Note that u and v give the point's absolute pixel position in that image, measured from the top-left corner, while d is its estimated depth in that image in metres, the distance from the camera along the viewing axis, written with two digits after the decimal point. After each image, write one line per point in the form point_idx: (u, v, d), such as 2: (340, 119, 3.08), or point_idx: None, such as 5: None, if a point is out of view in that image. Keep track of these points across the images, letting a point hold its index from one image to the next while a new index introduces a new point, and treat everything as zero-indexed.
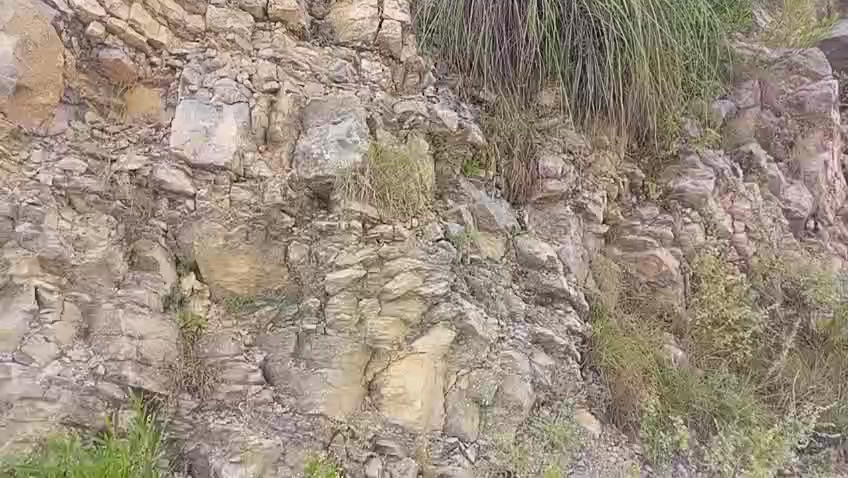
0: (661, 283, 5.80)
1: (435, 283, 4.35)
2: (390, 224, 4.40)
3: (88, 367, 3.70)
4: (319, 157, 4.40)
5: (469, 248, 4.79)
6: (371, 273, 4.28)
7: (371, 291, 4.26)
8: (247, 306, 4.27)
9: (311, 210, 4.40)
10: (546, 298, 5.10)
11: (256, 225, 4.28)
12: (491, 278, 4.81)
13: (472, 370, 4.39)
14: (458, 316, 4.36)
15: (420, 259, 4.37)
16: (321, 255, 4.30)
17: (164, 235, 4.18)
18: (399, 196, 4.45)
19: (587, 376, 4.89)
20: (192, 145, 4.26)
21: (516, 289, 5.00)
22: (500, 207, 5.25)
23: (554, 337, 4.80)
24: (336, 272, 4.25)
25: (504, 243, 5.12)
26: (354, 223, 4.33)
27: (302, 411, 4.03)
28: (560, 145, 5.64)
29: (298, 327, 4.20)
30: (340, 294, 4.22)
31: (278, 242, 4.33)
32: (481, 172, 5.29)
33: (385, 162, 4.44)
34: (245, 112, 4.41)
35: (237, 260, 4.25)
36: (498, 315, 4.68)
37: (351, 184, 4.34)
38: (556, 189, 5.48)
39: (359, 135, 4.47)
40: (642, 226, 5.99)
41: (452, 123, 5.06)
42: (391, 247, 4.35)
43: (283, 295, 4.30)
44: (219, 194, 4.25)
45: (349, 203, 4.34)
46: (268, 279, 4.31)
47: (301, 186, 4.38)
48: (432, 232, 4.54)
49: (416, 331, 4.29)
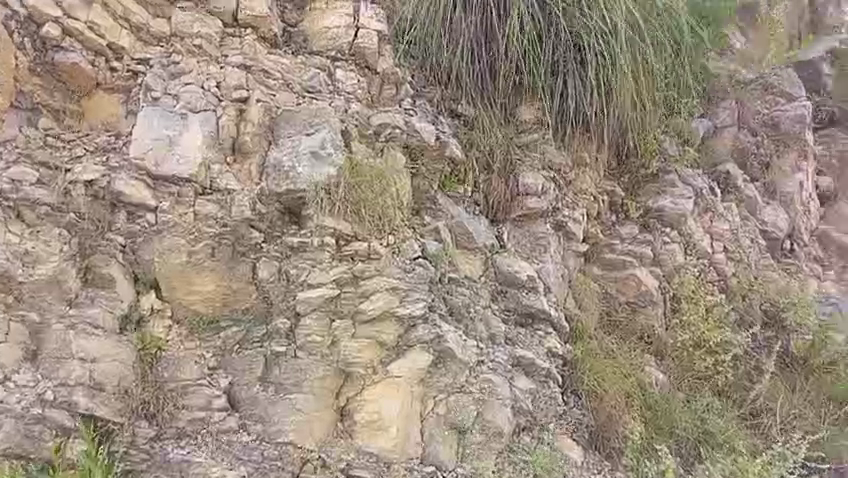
0: (641, 304, 5.67)
1: (413, 303, 4.14)
2: (366, 241, 4.19)
3: (35, 392, 3.48)
4: (291, 169, 4.18)
5: (447, 267, 4.59)
6: (345, 293, 4.06)
7: (345, 311, 4.04)
8: (212, 326, 3.99)
9: (281, 225, 4.15)
10: (526, 318, 4.92)
11: (222, 240, 4.03)
12: (470, 298, 4.62)
13: (450, 395, 4.17)
14: (437, 337, 4.15)
15: (396, 277, 4.16)
16: (292, 273, 4.06)
17: (122, 250, 3.90)
18: (375, 211, 4.23)
19: (568, 400, 4.70)
20: (154, 155, 4.02)
21: (495, 309, 4.82)
22: (479, 224, 5.07)
23: (534, 360, 4.63)
24: (307, 291, 4.02)
25: (482, 262, 4.93)
26: (327, 239, 4.12)
27: (269, 439, 3.79)
28: (541, 161, 5.50)
29: (266, 350, 3.94)
30: (312, 315, 4.00)
31: (245, 259, 4.07)
32: (458, 188, 5.12)
33: (361, 176, 4.24)
34: (212, 120, 4.19)
35: (201, 277, 3.99)
36: (477, 337, 4.49)
37: (326, 199, 4.15)
38: (535, 206, 5.33)
39: (334, 147, 4.26)
40: (621, 245, 5.86)
41: (430, 136, 4.91)
42: (367, 266, 4.14)
43: (251, 316, 4.03)
44: (183, 207, 4.00)
45: (324, 219, 4.14)
46: (235, 297, 4.04)
47: (272, 200, 4.14)
48: (410, 249, 4.32)
49: (392, 353, 4.07)
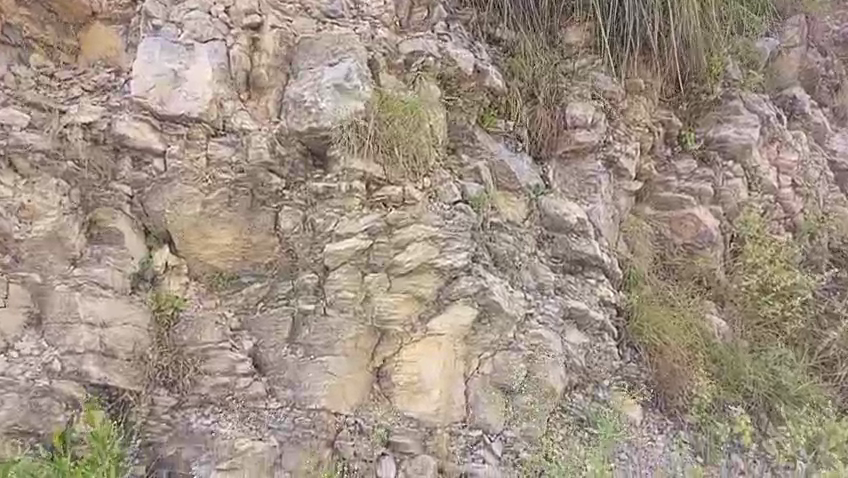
0: (700, 246, 5.17)
1: (454, 254, 3.70)
2: (398, 184, 3.74)
3: (41, 362, 3.20)
4: (313, 106, 3.70)
5: (489, 212, 4.17)
6: (378, 244, 3.64)
7: (379, 264, 3.62)
8: (232, 282, 3.64)
9: (304, 169, 3.71)
10: (576, 266, 4.48)
11: (239, 188, 3.61)
12: (514, 246, 4.19)
13: (496, 353, 3.78)
14: (481, 290, 3.73)
15: (434, 225, 3.73)
16: (318, 222, 3.64)
17: (129, 202, 3.51)
18: (409, 150, 3.77)
19: (624, 355, 4.28)
20: (158, 93, 3.56)
21: (541, 257, 4.39)
22: (521, 162, 4.57)
23: (588, 312, 4.20)
24: (337, 242, 3.61)
25: (526, 204, 4.46)
26: (356, 184, 3.66)
27: (301, 405, 3.45)
28: (590, 89, 4.92)
29: (294, 307, 3.58)
30: (342, 269, 3.60)
31: (266, 209, 3.65)
32: (499, 123, 4.58)
33: (393, 112, 3.74)
34: (221, 50, 3.69)
35: (218, 229, 3.59)
36: (524, 288, 4.08)
37: (353, 138, 3.67)
38: (586, 140, 4.80)
39: (360, 79, 3.76)
40: (678, 182, 5.34)
41: (467, 66, 4.38)
42: (401, 213, 3.70)
43: (278, 270, 3.66)
44: (194, 151, 3.56)
45: (352, 161, 3.67)
46: (256, 251, 3.66)
47: (292, 141, 3.70)
48: (450, 193, 3.88)
49: (432, 309, 3.67)
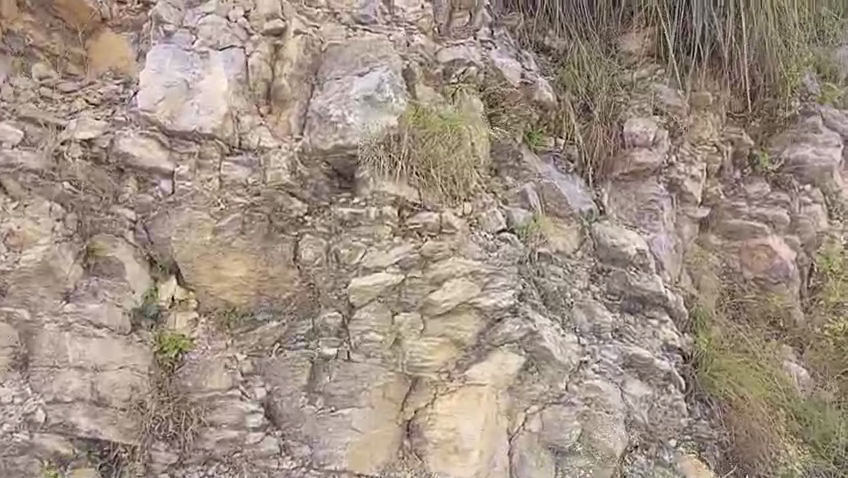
0: (773, 280, 4.64)
1: (499, 293, 3.21)
2: (433, 210, 3.26)
3: (23, 412, 2.86)
4: (340, 120, 3.26)
5: (536, 241, 3.69)
6: (411, 279, 3.17)
7: (412, 302, 3.16)
8: (246, 318, 3.19)
9: (330, 191, 3.27)
10: (634, 305, 3.95)
11: (255, 213, 3.18)
12: (564, 283, 3.70)
13: (544, 408, 3.27)
14: (529, 335, 3.23)
15: (474, 257, 3.24)
16: (342, 253, 3.18)
17: (132, 228, 3.11)
18: (448, 172, 3.31)
19: (694, 410, 3.74)
20: (167, 106, 3.17)
21: (596, 293, 3.89)
22: (572, 185, 4.09)
23: (651, 360, 3.66)
24: (364, 277, 3.15)
25: (579, 232, 3.97)
26: (387, 210, 3.20)
27: (318, 466, 2.99)
28: (651, 104, 4.40)
29: (313, 351, 3.12)
30: (369, 307, 3.14)
31: (285, 236, 3.21)
32: (548, 141, 4.10)
33: (430, 128, 3.29)
34: (238, 58, 3.31)
35: (231, 260, 3.16)
36: (578, 331, 3.56)
37: (385, 158, 3.22)
38: (647, 160, 4.29)
39: (392, 90, 3.34)
40: (749, 208, 4.75)
41: (513, 77, 3.94)
42: (439, 244, 3.22)
43: (296, 309, 3.20)
44: (205, 172, 3.15)
45: (382, 183, 3.21)
46: (275, 284, 3.21)
47: (316, 160, 3.27)
48: (494, 221, 3.41)
49: (472, 355, 3.18)
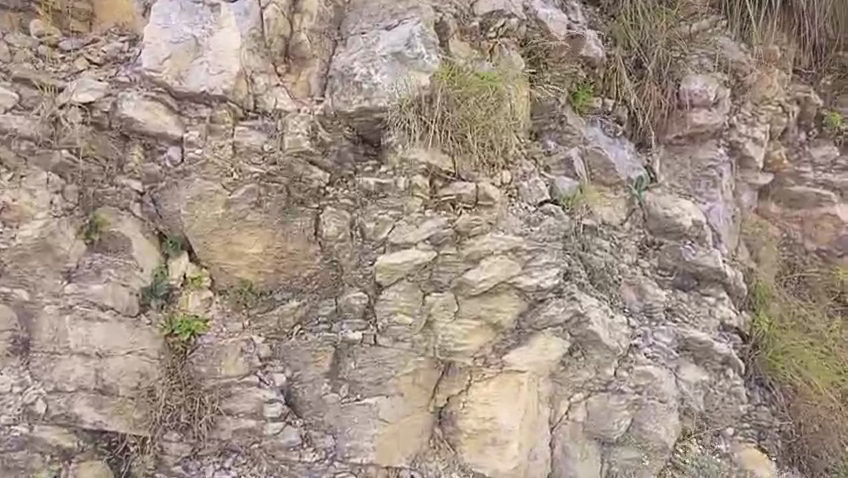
0: (839, 254, 4.29)
1: (541, 272, 2.88)
2: (468, 181, 2.95)
3: (23, 402, 2.66)
4: (365, 80, 2.93)
5: (582, 212, 3.36)
6: (443, 256, 2.86)
7: (445, 282, 2.86)
8: (263, 297, 2.96)
9: (354, 158, 2.97)
10: (687, 281, 3.63)
11: (271, 183, 2.89)
12: (611, 258, 3.37)
13: (590, 395, 2.98)
14: (575, 317, 2.92)
15: (513, 232, 2.92)
16: (368, 227, 2.89)
17: (138, 201, 2.89)
18: (485, 137, 2.97)
19: (752, 395, 3.41)
20: (174, 66, 2.88)
21: (645, 269, 3.57)
22: (619, 149, 3.73)
23: (710, 344, 3.30)
24: (392, 254, 2.87)
25: (627, 200, 3.66)
26: (417, 180, 2.89)
27: (342, 459, 2.77)
28: (711, 56, 4.02)
29: (336, 335, 2.86)
30: (398, 286, 2.86)
31: (306, 209, 2.93)
32: (595, 101, 3.74)
33: (466, 89, 2.94)
34: (252, 11, 2.98)
35: (247, 234, 2.90)
36: (627, 311, 3.24)
37: (415, 122, 2.89)
38: (705, 122, 3.89)
39: (423, 45, 2.97)
40: (815, 174, 4.32)
41: (557, 29, 3.54)
42: (476, 218, 2.90)
43: (322, 286, 2.95)
44: (217, 137, 2.86)
45: (412, 150, 2.89)
46: (295, 260, 2.95)
47: (340, 125, 2.96)
48: (536, 192, 3.10)
49: (511, 338, 2.89)
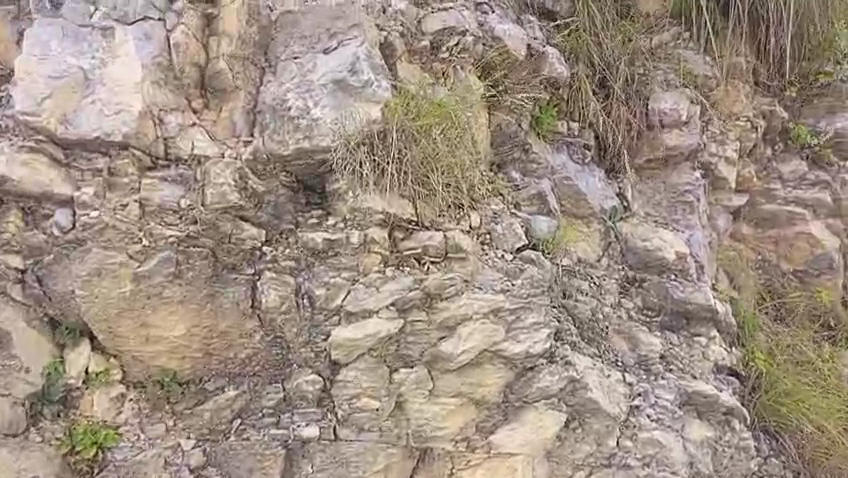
0: (815, 273, 3.99)
1: (529, 336, 2.41)
2: (434, 229, 2.46)
3: None
4: (303, 115, 2.41)
5: (562, 255, 2.99)
6: (411, 325, 2.36)
7: (416, 356, 2.37)
8: (191, 388, 2.41)
9: (294, 210, 2.43)
10: (676, 321, 3.24)
11: (193, 248, 2.32)
12: (596, 304, 2.95)
13: (592, 473, 2.52)
14: (570, 385, 2.47)
15: (492, 288, 2.43)
16: (316, 293, 2.36)
17: (18, 282, 2.29)
18: (448, 176, 2.50)
19: (760, 447, 3.07)
20: (58, 106, 2.28)
21: (629, 311, 3.17)
22: (591, 177, 3.33)
23: (713, 393, 2.91)
24: (348, 326, 2.34)
25: (603, 233, 3.27)
26: (374, 234, 2.38)
27: None
28: (676, 72, 3.70)
29: (286, 432, 2.34)
30: (358, 365, 2.34)
31: (238, 276, 2.37)
32: (559, 125, 3.33)
33: (424, 120, 2.45)
34: (155, 34, 2.42)
35: (166, 313, 2.32)
36: (622, 366, 2.81)
37: (367, 163, 2.38)
38: (679, 143, 3.55)
39: (371, 70, 2.47)
40: (785, 191, 4.05)
41: (517, 47, 3.11)
42: (451, 278, 2.39)
43: (269, 368, 2.42)
44: (118, 194, 2.27)
45: (364, 197, 2.39)
46: (228, 340, 2.39)
47: (274, 170, 2.42)
48: (511, 237, 2.61)
49: (497, 414, 2.42)
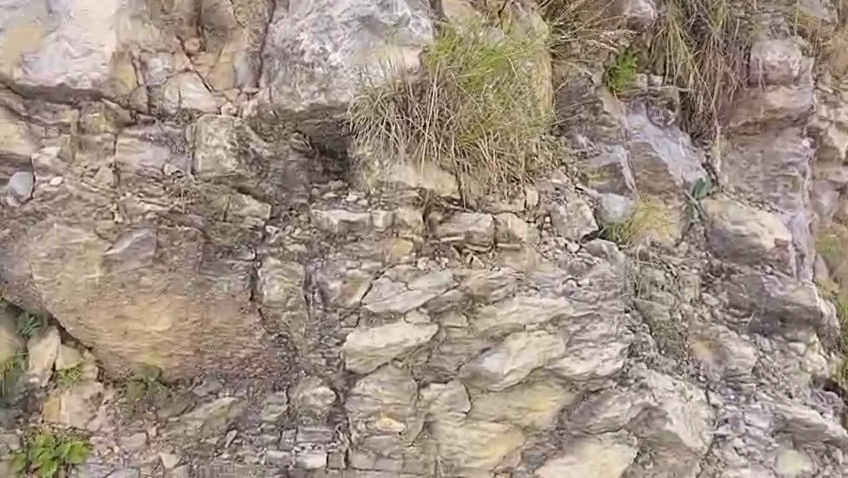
0: None
1: (596, 352, 1.91)
2: (480, 210, 1.97)
3: None
4: (320, 61, 1.88)
5: (645, 243, 2.44)
6: (447, 332, 1.88)
7: (451, 370, 1.89)
8: (180, 390, 2.03)
9: (309, 179, 1.97)
10: (769, 323, 2.66)
11: (179, 226, 1.86)
12: (674, 301, 2.41)
13: None
14: (644, 412, 1.97)
15: (552, 289, 1.92)
16: (330, 288, 1.89)
17: None
18: (501, 143, 1.98)
19: None
20: (15, 45, 1.84)
21: (713, 309, 2.61)
22: (673, 145, 2.73)
23: (820, 422, 2.35)
24: (369, 331, 1.88)
25: (684, 213, 2.69)
26: (404, 216, 1.89)
27: None
28: (786, 16, 2.98)
29: (288, 456, 1.92)
30: (379, 378, 1.89)
31: (236, 262, 1.92)
32: (638, 78, 2.71)
33: (475, 73, 1.93)
34: None
35: (145, 305, 1.89)
36: (704, 382, 2.35)
37: (399, 125, 1.87)
38: (785, 105, 2.87)
39: (406, 4, 1.94)
40: None
41: None
42: (503, 277, 1.89)
43: (272, 371, 2.02)
44: (89, 156, 1.83)
45: (394, 168, 1.89)
46: (223, 338, 1.97)
47: (284, 131, 1.93)
48: (575, 221, 2.09)
49: (550, 442, 1.96)
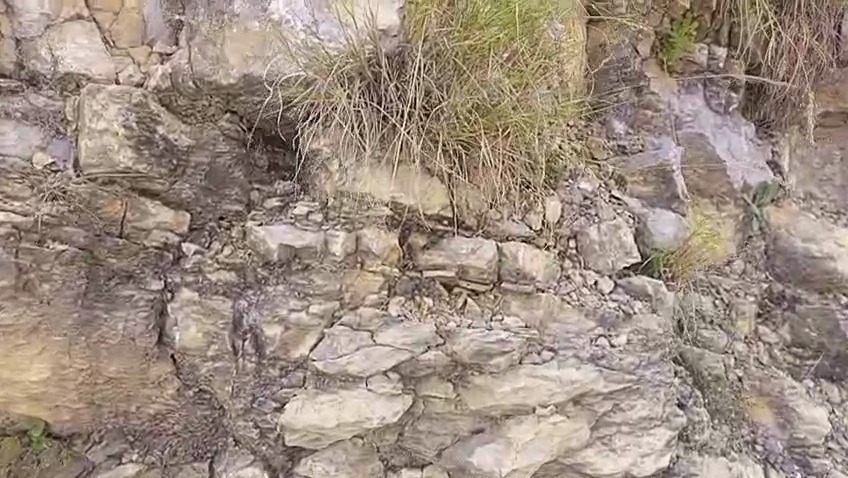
0: None
1: (635, 446, 1.39)
2: (481, 234, 1.41)
3: None
4: (258, 11, 1.34)
5: (700, 271, 1.87)
6: (424, 404, 1.35)
7: (430, 456, 1.37)
8: (74, 449, 1.44)
9: (246, 179, 1.42)
10: (839, 368, 1.91)
11: (52, 242, 1.32)
12: (728, 345, 1.84)
13: None
14: None
15: (576, 355, 1.38)
16: (266, 337, 1.34)
17: None
18: (512, 141, 1.41)
19: None
20: None
21: (771, 349, 1.91)
22: (730, 138, 2.01)
23: None
24: (316, 401, 1.32)
25: (742, 223, 1.98)
26: (371, 242, 1.34)
27: None
28: None
29: None
30: (334, 457, 1.35)
31: (136, 294, 1.39)
32: (696, 49, 2.01)
33: (477, 38, 1.36)
34: None
35: (8, 349, 1.34)
36: (761, 456, 1.72)
37: (364, 113, 1.34)
38: None
39: None
40: None
41: None
42: (514, 332, 1.35)
43: (192, 432, 1.45)
44: None
45: (359, 173, 1.35)
46: (125, 390, 1.42)
47: (210, 109, 1.38)
48: (610, 250, 1.50)
49: None
